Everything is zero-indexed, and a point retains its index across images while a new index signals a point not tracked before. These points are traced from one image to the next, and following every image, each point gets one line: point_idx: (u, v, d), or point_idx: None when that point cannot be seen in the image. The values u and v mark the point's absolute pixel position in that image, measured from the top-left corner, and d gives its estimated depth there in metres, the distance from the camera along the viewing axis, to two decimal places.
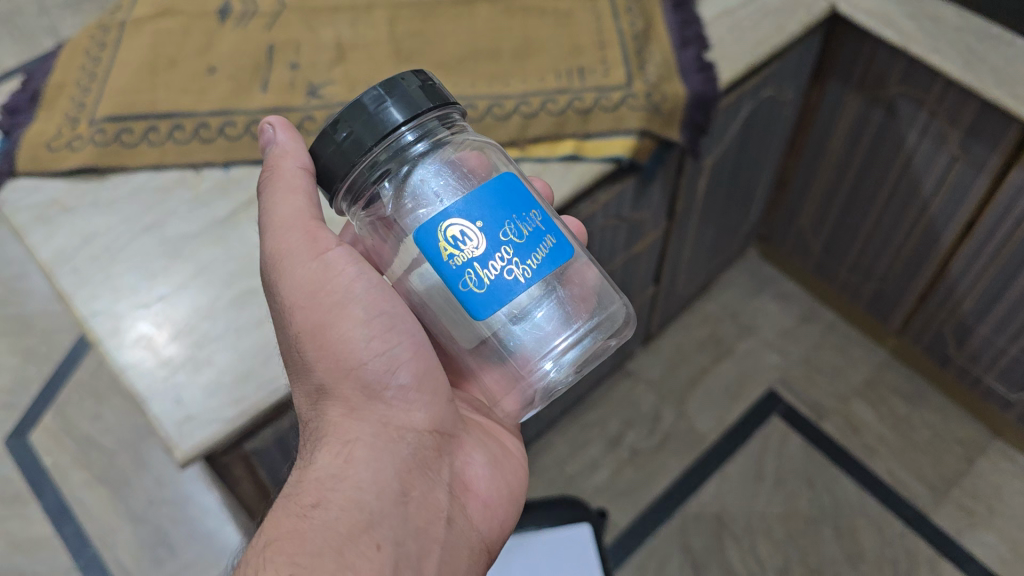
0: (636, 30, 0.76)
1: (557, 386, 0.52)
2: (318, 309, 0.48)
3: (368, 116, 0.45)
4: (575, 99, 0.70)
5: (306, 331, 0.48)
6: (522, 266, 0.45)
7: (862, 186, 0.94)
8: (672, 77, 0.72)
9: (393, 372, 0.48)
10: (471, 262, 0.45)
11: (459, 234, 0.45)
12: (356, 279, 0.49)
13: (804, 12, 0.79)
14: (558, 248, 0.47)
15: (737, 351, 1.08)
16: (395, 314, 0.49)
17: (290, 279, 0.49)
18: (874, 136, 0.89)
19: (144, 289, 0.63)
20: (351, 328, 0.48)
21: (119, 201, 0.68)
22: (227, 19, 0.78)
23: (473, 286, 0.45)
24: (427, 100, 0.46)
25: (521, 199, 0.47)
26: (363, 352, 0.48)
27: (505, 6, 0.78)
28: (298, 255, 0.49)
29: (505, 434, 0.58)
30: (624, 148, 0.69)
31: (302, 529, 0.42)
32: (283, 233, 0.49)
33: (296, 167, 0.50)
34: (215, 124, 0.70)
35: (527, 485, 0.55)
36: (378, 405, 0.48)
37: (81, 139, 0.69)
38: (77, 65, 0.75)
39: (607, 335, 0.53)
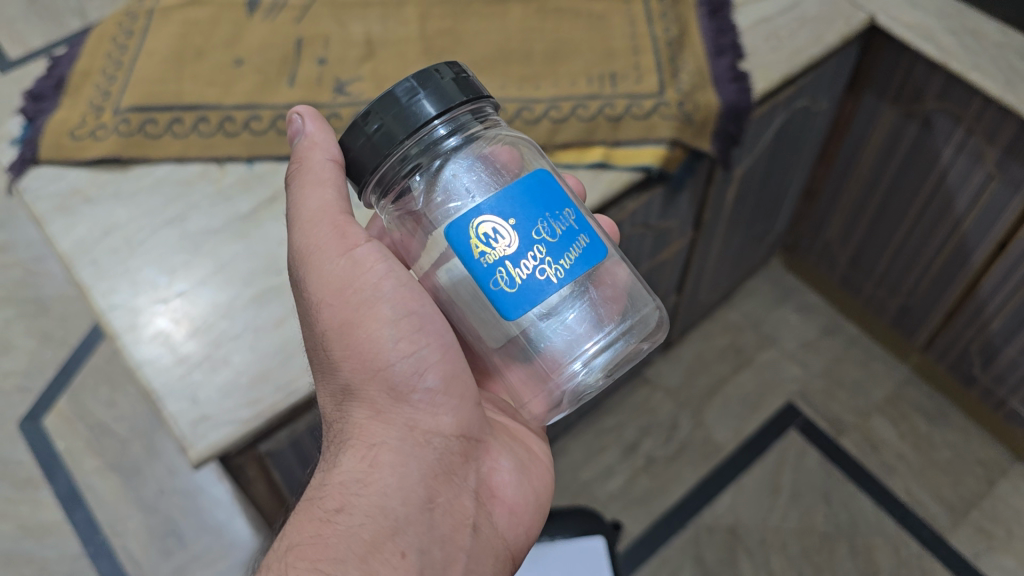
0: (670, 36, 0.75)
1: (587, 386, 0.50)
2: (345, 308, 0.47)
3: (401, 108, 0.44)
4: (606, 105, 0.69)
5: (333, 330, 0.47)
6: (554, 265, 0.44)
7: (894, 200, 0.92)
8: (706, 85, 0.71)
9: (421, 375, 0.47)
10: (503, 260, 0.44)
11: (490, 231, 0.44)
12: (386, 277, 0.48)
13: (842, 23, 0.78)
14: (591, 249, 0.46)
15: (757, 361, 1.07)
16: (423, 315, 0.48)
17: (317, 276, 0.48)
18: (908, 152, 0.87)
19: (164, 284, 0.62)
20: (378, 328, 0.47)
21: (141, 193, 0.67)
22: (256, 11, 0.77)
23: (505, 285, 0.44)
24: (460, 94, 0.46)
25: (554, 199, 0.46)
26: (391, 353, 0.47)
27: (538, 7, 0.77)
28: (325, 250, 0.48)
29: (533, 439, 0.57)
30: (654, 157, 0.68)
31: (325, 535, 0.42)
32: (311, 227, 0.48)
33: (324, 159, 0.49)
34: (240, 118, 0.69)
35: (554, 490, 0.55)
36: (404, 408, 0.47)
37: (105, 128, 0.69)
38: (103, 52, 0.74)
39: (639, 338, 0.52)
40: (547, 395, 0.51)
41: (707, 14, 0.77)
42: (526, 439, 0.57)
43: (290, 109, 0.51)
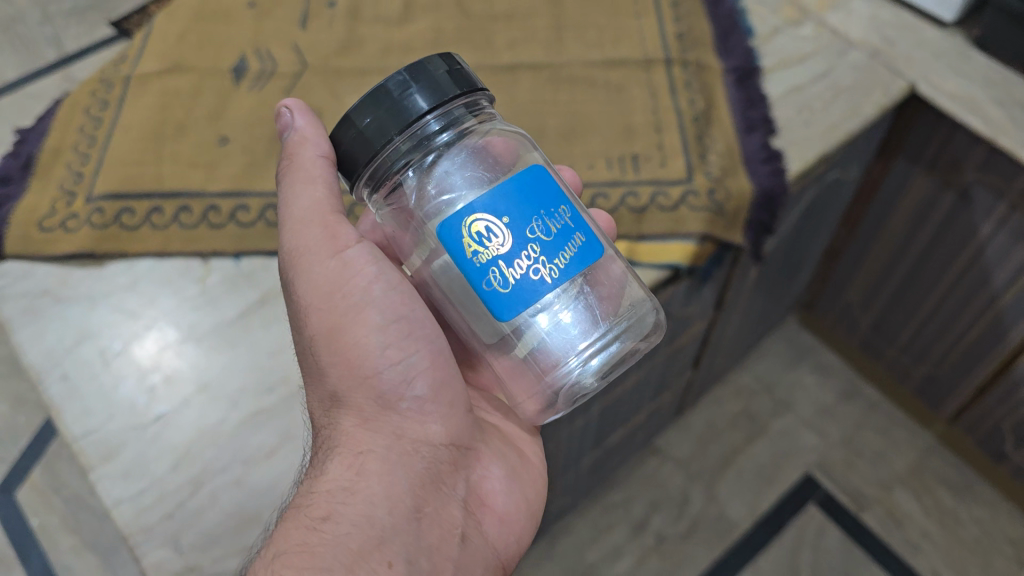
0: (696, 110, 0.68)
1: (583, 385, 0.48)
2: (333, 312, 0.48)
3: (393, 102, 0.43)
4: (629, 193, 0.63)
5: (320, 336, 0.48)
6: (548, 265, 0.43)
7: (925, 269, 0.87)
8: (736, 170, 0.65)
9: (410, 383, 0.48)
10: (496, 259, 0.43)
11: (483, 229, 0.43)
12: (376, 280, 0.48)
13: (880, 92, 0.71)
14: (586, 248, 0.45)
15: (773, 429, 1.01)
16: (412, 319, 0.48)
17: (306, 279, 0.48)
18: (942, 224, 0.82)
19: (142, 406, 0.56)
20: (366, 334, 0.47)
21: (117, 294, 0.61)
22: (242, 79, 0.70)
23: (498, 285, 0.43)
24: (453, 87, 0.44)
25: (550, 197, 0.45)
26: (379, 361, 0.47)
27: (551, 73, 0.70)
28: (316, 252, 0.48)
29: (527, 443, 0.58)
30: (682, 255, 0.62)
31: (312, 541, 0.42)
32: (301, 228, 0.48)
33: (316, 156, 0.48)
34: (225, 207, 0.63)
35: (545, 498, 0.55)
36: (392, 417, 0.48)
37: (77, 218, 0.63)
38: (74, 126, 0.68)
39: (635, 337, 0.49)
40: (538, 391, 0.50)
41: (733, 83, 0.71)
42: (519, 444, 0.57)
43: (279, 105, 0.51)
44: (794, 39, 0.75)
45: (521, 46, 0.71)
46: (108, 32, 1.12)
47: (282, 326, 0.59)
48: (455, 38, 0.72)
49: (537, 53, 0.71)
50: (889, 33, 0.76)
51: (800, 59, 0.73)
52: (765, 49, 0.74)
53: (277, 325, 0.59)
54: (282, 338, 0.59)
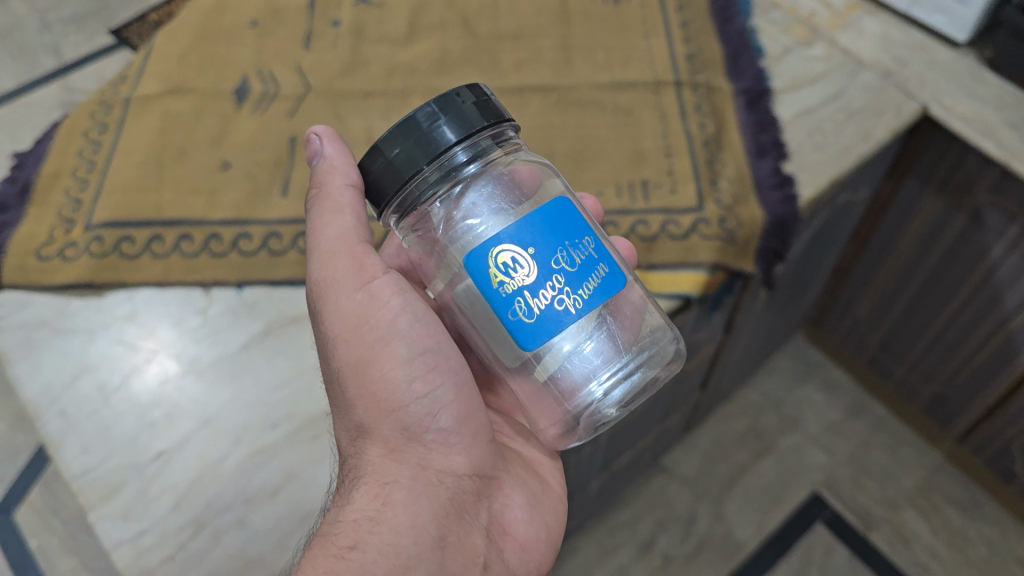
0: (707, 134, 0.67)
1: (603, 412, 0.47)
2: (360, 343, 0.46)
3: (422, 134, 0.42)
4: (639, 222, 0.62)
5: (349, 367, 0.47)
6: (573, 296, 0.42)
7: (934, 290, 0.85)
8: (748, 197, 0.64)
9: (435, 415, 0.46)
10: (521, 290, 0.42)
11: (509, 260, 0.42)
12: (401, 313, 0.47)
13: (892, 114, 0.70)
14: (609, 280, 0.44)
15: (779, 447, 1.00)
16: (437, 352, 0.47)
17: (335, 310, 0.47)
18: (951, 246, 0.80)
19: (143, 442, 0.55)
20: (393, 367, 0.46)
21: (117, 326, 0.60)
22: (244, 101, 0.68)
23: (523, 315, 0.42)
24: (482, 119, 0.43)
25: (574, 229, 0.44)
26: (405, 394, 0.46)
27: (559, 96, 0.68)
28: (343, 283, 0.47)
29: (546, 467, 0.57)
30: (694, 284, 0.60)
31: (338, 570, 0.40)
32: (329, 259, 0.47)
33: (345, 185, 0.47)
34: (227, 236, 0.62)
35: (565, 524, 0.54)
36: (417, 448, 0.47)
37: (75, 246, 0.61)
38: (73, 150, 0.67)
39: (657, 368, 0.48)
40: (559, 416, 0.49)
41: (744, 106, 0.69)
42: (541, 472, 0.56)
43: (307, 131, 0.50)
44: (805, 59, 0.73)
45: (528, 67, 0.70)
46: (108, 41, 1.11)
47: (286, 359, 0.58)
48: (460, 59, 0.71)
49: (544, 75, 0.70)
50: (901, 53, 0.74)
51: (811, 80, 0.72)
52: (775, 69, 0.73)
53: (281, 358, 0.58)
54: (285, 372, 0.58)
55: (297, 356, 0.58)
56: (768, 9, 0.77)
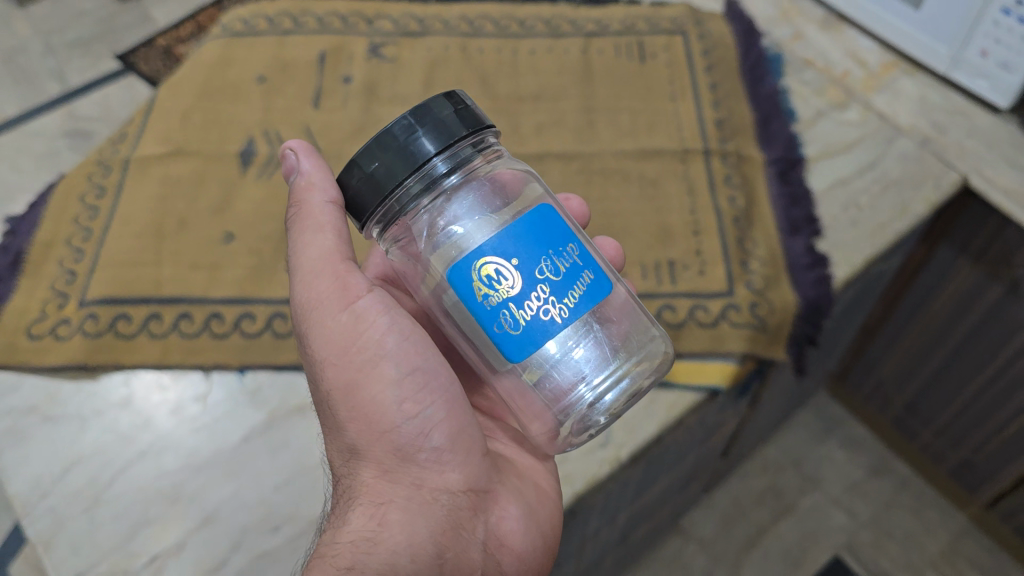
0: (737, 209, 0.63)
1: (594, 420, 0.43)
2: (348, 367, 0.43)
3: (400, 147, 0.39)
4: (665, 307, 0.58)
5: (336, 391, 0.43)
6: (559, 304, 0.39)
7: (959, 362, 0.81)
8: (780, 280, 0.60)
9: (428, 435, 0.43)
10: (506, 302, 0.39)
11: (493, 272, 0.39)
12: (389, 332, 0.43)
13: (931, 185, 0.66)
14: (597, 287, 0.41)
15: (799, 507, 0.96)
16: (427, 370, 0.44)
17: (321, 335, 0.44)
18: (980, 320, 0.76)
19: (135, 542, 0.51)
20: (382, 390, 0.43)
21: (111, 413, 0.56)
22: (250, 165, 0.65)
23: (508, 328, 0.39)
24: (461, 127, 0.40)
25: (556, 235, 0.40)
26: (396, 415, 0.43)
27: (581, 164, 0.65)
28: (327, 305, 0.43)
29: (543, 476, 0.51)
30: (723, 376, 0.56)
31: None
32: (311, 280, 0.44)
33: (323, 202, 0.44)
34: (229, 315, 0.58)
35: (561, 533, 0.48)
36: (411, 468, 0.43)
37: (68, 324, 0.58)
38: (69, 217, 0.64)
39: (648, 373, 0.44)
40: (546, 422, 0.45)
41: (775, 177, 0.66)
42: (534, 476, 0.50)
43: (281, 146, 0.47)
44: (838, 124, 0.70)
45: (549, 131, 0.67)
46: (113, 65, 1.05)
47: (291, 455, 0.55)
48: None
49: (566, 141, 0.66)
50: (939, 118, 0.70)
51: (845, 147, 0.68)
52: (808, 135, 0.69)
53: (284, 452, 0.55)
54: (288, 467, 0.54)
55: (302, 452, 0.55)
56: (801, 67, 0.73)
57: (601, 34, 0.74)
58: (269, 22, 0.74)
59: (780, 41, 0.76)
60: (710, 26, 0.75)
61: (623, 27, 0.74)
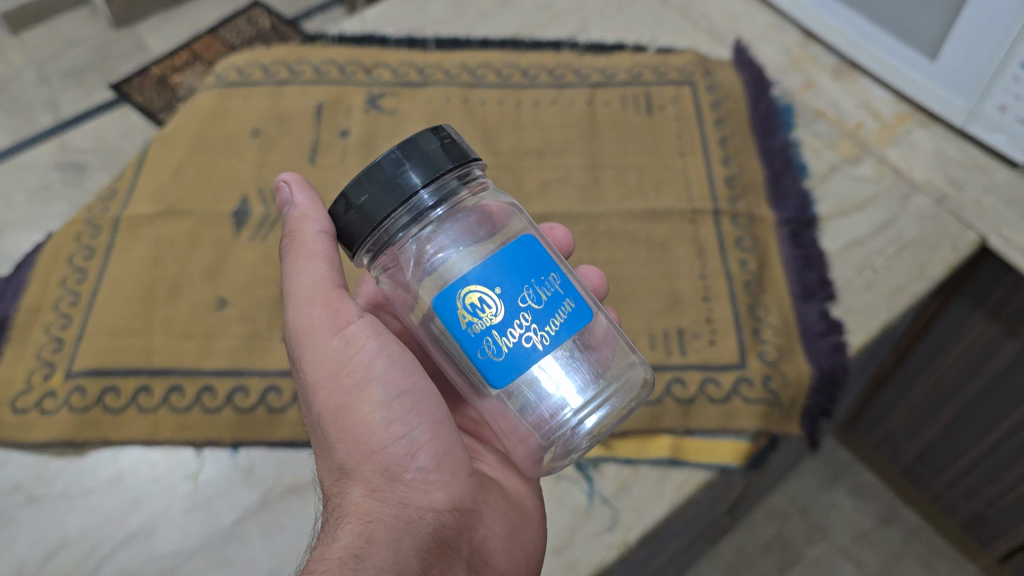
0: (748, 273, 0.61)
1: (577, 444, 0.41)
2: (339, 390, 0.40)
3: (387, 182, 0.37)
4: (675, 381, 0.56)
5: (328, 415, 0.40)
6: (541, 332, 0.37)
7: (969, 421, 0.78)
8: (794, 350, 0.58)
9: (413, 455, 0.40)
10: (489, 329, 0.36)
11: (476, 299, 0.36)
12: (377, 356, 0.41)
13: (949, 246, 0.63)
14: (578, 315, 0.38)
15: (807, 559, 0.92)
16: (415, 393, 0.41)
17: (312, 359, 0.41)
18: (991, 381, 0.74)
19: None
20: (370, 412, 0.40)
21: (99, 492, 0.54)
22: (243, 226, 0.63)
23: (490, 354, 0.37)
24: (449, 160, 0.38)
25: (536, 262, 0.38)
26: (383, 436, 0.40)
27: (587, 225, 0.63)
28: (320, 331, 0.41)
29: (529, 496, 0.47)
30: (734, 455, 0.54)
31: None
32: (304, 307, 0.41)
33: (316, 232, 0.42)
34: (222, 389, 0.56)
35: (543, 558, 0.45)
36: (396, 488, 0.39)
37: (55, 398, 0.56)
38: (56, 280, 0.61)
39: (628, 399, 0.42)
40: (529, 445, 0.42)
41: (787, 239, 0.64)
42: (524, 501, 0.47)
43: (278, 180, 0.45)
44: (852, 180, 0.68)
45: (554, 189, 0.65)
46: (107, 96, 1.07)
47: (285, 539, 0.52)
48: None
49: (572, 200, 0.64)
50: (956, 173, 0.68)
51: (859, 205, 0.66)
52: (820, 192, 0.67)
53: (278, 536, 0.53)
54: (282, 552, 0.52)
55: (297, 535, 0.53)
56: (813, 119, 0.72)
57: (607, 84, 0.72)
58: (265, 71, 0.72)
59: (790, 90, 0.75)
60: (719, 75, 0.73)
61: (629, 77, 0.73)
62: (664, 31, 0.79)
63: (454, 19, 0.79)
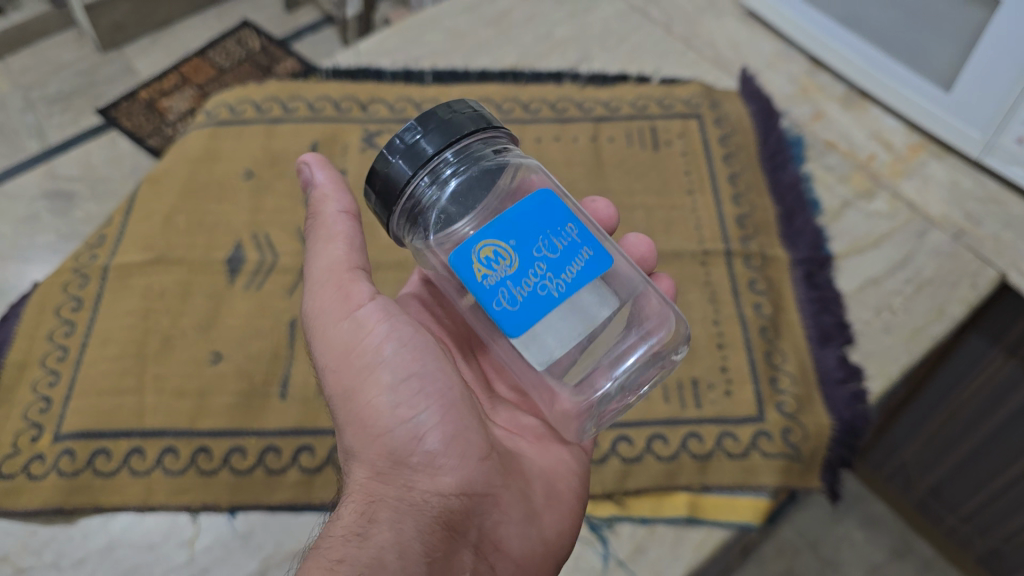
0: (763, 318, 0.59)
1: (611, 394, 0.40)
2: (346, 373, 0.37)
3: (408, 151, 0.36)
4: (691, 435, 0.54)
5: (337, 398, 0.38)
6: (557, 281, 0.35)
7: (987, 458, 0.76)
8: (813, 400, 0.56)
9: (421, 437, 0.37)
10: (504, 279, 0.34)
11: (489, 250, 0.35)
12: (386, 337, 0.38)
13: (968, 285, 0.61)
14: (597, 263, 0.36)
15: None
16: (426, 374, 0.37)
17: (323, 342, 0.38)
18: (1009, 418, 0.71)
19: None
20: (376, 395, 0.37)
21: (89, 562, 0.51)
22: (238, 274, 0.61)
23: (506, 302, 0.34)
24: (469, 124, 0.36)
25: (550, 212, 0.36)
26: (389, 420, 0.37)
27: None
28: (330, 313, 0.38)
29: (561, 472, 0.44)
30: (753, 513, 0.52)
31: None
32: (316, 288, 0.39)
33: (337, 212, 0.39)
34: (218, 450, 0.53)
35: (569, 538, 0.42)
36: (403, 471, 0.37)
37: (42, 461, 0.53)
38: (43, 334, 0.59)
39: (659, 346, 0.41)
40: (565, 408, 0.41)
41: (802, 280, 0.62)
42: (557, 476, 0.43)
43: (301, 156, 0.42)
44: (866, 216, 0.66)
45: None
46: (94, 121, 1.04)
47: None
48: None
49: None
50: (973, 207, 0.66)
51: (874, 242, 0.64)
52: (833, 229, 0.65)
53: None
54: None
55: None
56: (823, 151, 0.70)
57: (611, 118, 0.70)
58: (257, 109, 0.70)
59: (799, 121, 0.73)
60: (726, 107, 0.71)
61: (634, 110, 0.71)
62: (668, 60, 0.77)
63: (451, 50, 0.77)
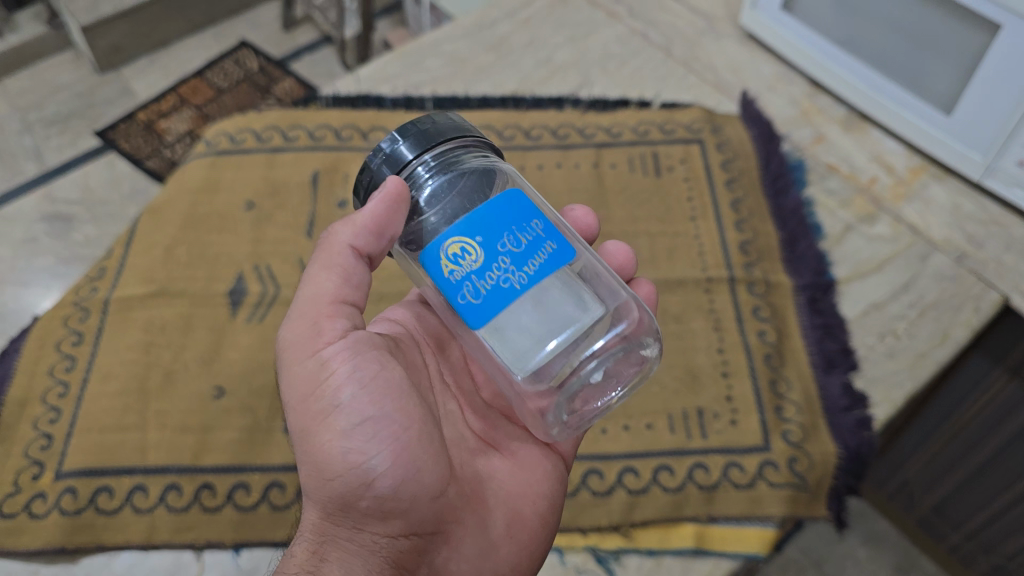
0: (767, 345, 0.59)
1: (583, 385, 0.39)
2: (305, 414, 0.36)
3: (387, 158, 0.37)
4: (697, 466, 0.54)
5: (297, 434, 0.37)
6: (519, 273, 0.34)
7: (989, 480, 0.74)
8: (818, 429, 0.56)
9: (372, 484, 0.36)
10: (468, 273, 0.34)
11: (456, 247, 0.35)
12: (347, 381, 0.36)
13: (971, 309, 0.61)
14: (562, 256, 0.35)
15: None
16: (382, 419, 0.36)
17: (287, 376, 0.37)
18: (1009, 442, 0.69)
19: None
20: (330, 440, 0.35)
21: None
22: (240, 307, 0.60)
23: (470, 297, 0.34)
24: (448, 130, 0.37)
25: (517, 206, 0.36)
26: (341, 467, 0.35)
27: None
28: (297, 347, 0.37)
29: (529, 498, 0.43)
30: (761, 543, 0.52)
31: None
32: (291, 316, 0.37)
33: (344, 243, 0.37)
34: (221, 486, 0.53)
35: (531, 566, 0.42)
36: (354, 513, 0.36)
37: (44, 499, 0.53)
38: (44, 369, 0.58)
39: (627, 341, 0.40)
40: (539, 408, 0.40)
41: (805, 306, 0.61)
42: (524, 501, 0.43)
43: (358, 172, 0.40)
44: (868, 240, 0.66)
45: None
46: (93, 142, 1.04)
47: None
48: None
49: None
50: (974, 230, 0.66)
51: (876, 267, 0.64)
52: (835, 254, 0.65)
53: None
54: None
55: None
56: (825, 174, 0.70)
57: (614, 144, 0.70)
58: (257, 138, 0.70)
59: (800, 145, 0.73)
60: (728, 132, 0.71)
61: (636, 135, 0.71)
62: (669, 84, 0.77)
63: (451, 76, 0.77)
